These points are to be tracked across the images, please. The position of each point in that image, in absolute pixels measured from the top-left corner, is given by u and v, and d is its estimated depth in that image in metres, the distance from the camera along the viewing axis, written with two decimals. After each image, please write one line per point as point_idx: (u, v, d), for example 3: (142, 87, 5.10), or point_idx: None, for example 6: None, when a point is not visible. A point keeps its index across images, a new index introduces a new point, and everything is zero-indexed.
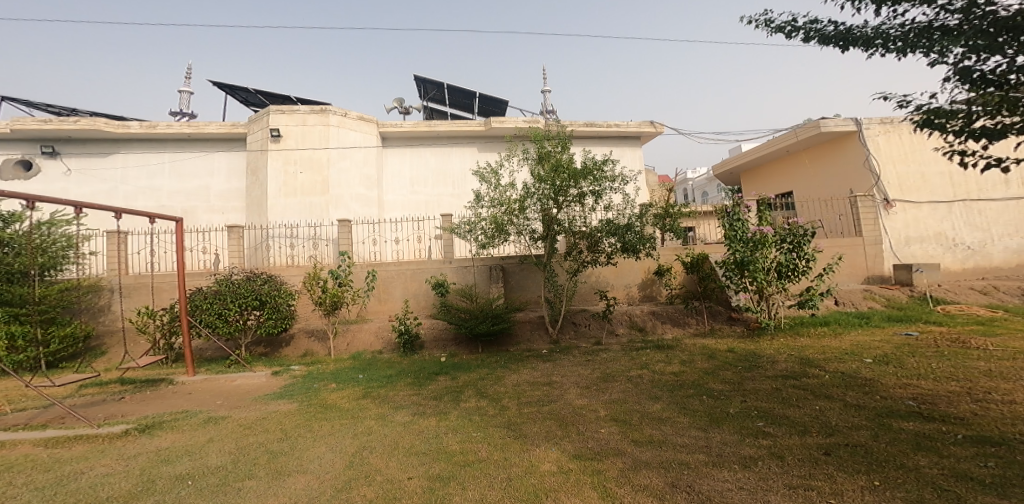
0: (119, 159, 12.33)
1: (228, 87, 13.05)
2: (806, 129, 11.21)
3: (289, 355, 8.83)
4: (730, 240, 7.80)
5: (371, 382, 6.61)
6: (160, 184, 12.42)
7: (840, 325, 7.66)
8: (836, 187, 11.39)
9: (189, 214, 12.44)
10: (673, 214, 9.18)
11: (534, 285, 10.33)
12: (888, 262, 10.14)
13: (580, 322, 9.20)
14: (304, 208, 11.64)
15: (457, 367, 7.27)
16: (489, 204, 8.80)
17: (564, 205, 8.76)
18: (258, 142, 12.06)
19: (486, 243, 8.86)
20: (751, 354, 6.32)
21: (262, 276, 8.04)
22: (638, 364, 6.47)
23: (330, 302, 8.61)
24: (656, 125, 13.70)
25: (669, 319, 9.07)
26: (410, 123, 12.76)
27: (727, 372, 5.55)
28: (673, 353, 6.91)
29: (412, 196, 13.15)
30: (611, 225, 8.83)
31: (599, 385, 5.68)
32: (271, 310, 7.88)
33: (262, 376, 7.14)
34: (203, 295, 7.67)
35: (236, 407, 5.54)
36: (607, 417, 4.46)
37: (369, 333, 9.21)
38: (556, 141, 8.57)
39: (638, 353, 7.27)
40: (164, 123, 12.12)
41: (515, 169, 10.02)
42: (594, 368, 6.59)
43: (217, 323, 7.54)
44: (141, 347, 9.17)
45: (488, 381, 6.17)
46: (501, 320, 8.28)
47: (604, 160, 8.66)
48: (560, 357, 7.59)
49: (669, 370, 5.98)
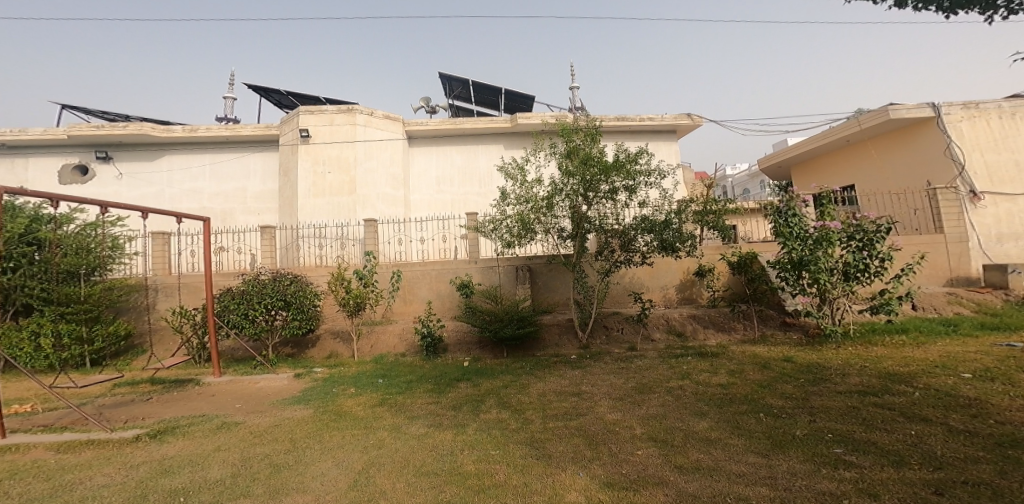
0: (164, 163, 12.78)
1: (263, 90, 13.28)
2: (872, 116, 10.07)
3: (314, 357, 8.71)
4: (786, 238, 7.00)
5: (390, 387, 6.29)
6: (200, 187, 12.79)
7: (919, 333, 6.67)
8: (907, 179, 10.19)
9: (228, 216, 12.74)
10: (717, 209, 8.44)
11: (563, 286, 9.79)
12: (975, 262, 8.90)
13: (612, 325, 8.55)
14: (332, 208, 11.63)
15: (481, 372, 6.84)
16: (515, 202, 8.37)
17: (595, 201, 8.19)
18: (288, 143, 12.17)
19: (512, 242, 8.42)
20: (814, 365, 5.52)
21: (288, 277, 7.89)
22: (679, 373, 5.81)
23: (353, 303, 8.41)
24: (695, 117, 12.82)
25: (713, 323, 8.25)
26: (436, 121, 12.56)
27: (786, 385, 4.82)
28: (719, 362, 6.19)
29: (438, 196, 12.94)
30: (646, 222, 8.18)
31: (634, 396, 5.08)
32: (296, 310, 7.74)
33: (283, 378, 6.96)
34: (231, 295, 7.61)
35: (252, 411, 5.34)
36: (644, 435, 3.87)
37: (393, 335, 8.95)
38: (586, 132, 8.01)
39: (679, 361, 6.58)
40: (203, 127, 12.44)
41: (543, 164, 9.54)
42: (628, 377, 5.97)
43: (244, 324, 7.44)
44: (171, 343, 9.72)
45: (512, 390, 5.69)
46: (527, 323, 7.79)
47: (638, 151, 8.03)
48: (592, 364, 7.01)
49: (715, 381, 5.30)
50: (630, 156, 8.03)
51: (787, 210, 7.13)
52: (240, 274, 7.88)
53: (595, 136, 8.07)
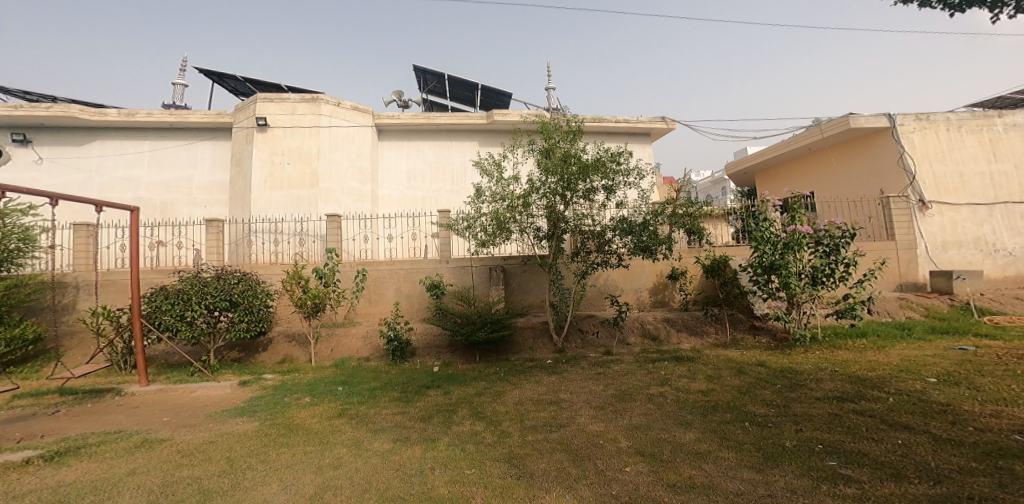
0: (95, 147, 11.52)
1: (215, 75, 12.24)
2: (834, 125, 10.45)
3: (265, 362, 8.00)
4: (757, 242, 7.06)
5: (351, 396, 5.77)
6: (137, 175, 11.62)
7: (881, 336, 6.86)
8: (864, 188, 10.64)
9: (168, 207, 11.66)
10: (693, 213, 8.41)
11: (537, 288, 9.53)
12: (924, 268, 9.37)
13: (587, 329, 8.37)
14: (291, 201, 10.85)
15: (450, 378, 6.44)
16: (490, 199, 8.04)
17: (572, 200, 8.00)
18: (243, 131, 11.27)
19: (486, 241, 8.08)
20: (788, 369, 5.50)
21: (235, 275, 7.18)
22: (658, 379, 5.65)
23: (311, 304, 7.79)
24: (668, 121, 12.94)
25: (685, 327, 8.22)
26: (407, 114, 12.01)
27: (766, 390, 4.73)
28: (696, 367, 6.09)
29: (408, 192, 12.39)
30: (623, 223, 8.08)
31: (615, 405, 4.86)
32: (244, 312, 7.06)
33: (228, 387, 6.30)
34: (164, 294, 6.80)
35: (186, 426, 4.71)
36: (629, 449, 3.63)
37: (356, 338, 8.37)
38: (565, 130, 7.80)
39: (655, 366, 6.45)
40: (143, 110, 11.30)
41: (520, 162, 9.26)
42: (606, 383, 5.76)
43: (180, 327, 6.69)
44: (85, 349, 8.74)
45: (485, 398, 5.34)
46: (501, 326, 7.46)
47: (617, 151, 7.90)
48: (567, 369, 6.77)
49: (696, 387, 5.16)
50: (608, 156, 7.88)
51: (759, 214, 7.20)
52: (176, 271, 7.08)
53: (574, 134, 7.86)
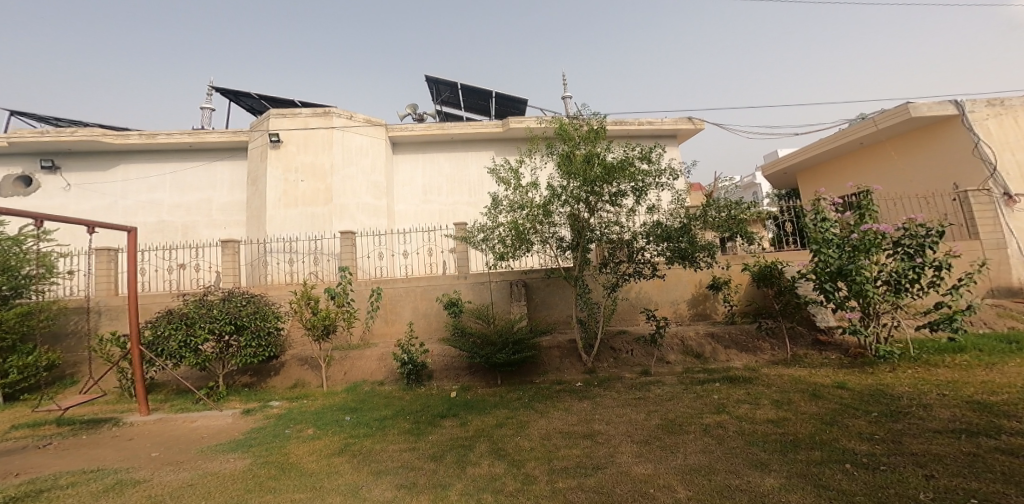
0: (119, 172, 11.69)
1: (232, 94, 12.39)
2: (890, 115, 9.42)
3: (276, 386, 7.46)
4: (817, 245, 6.18)
5: (356, 427, 5.11)
6: (160, 198, 11.70)
7: (982, 352, 5.74)
8: (930, 182, 9.51)
9: (189, 230, 11.64)
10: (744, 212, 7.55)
11: (563, 303, 8.77)
12: (1017, 269, 8.08)
13: (620, 347, 7.52)
14: (306, 220, 10.58)
15: (469, 406, 5.70)
16: (508, 209, 7.44)
17: (597, 206, 7.29)
18: (258, 149, 11.19)
19: (505, 253, 7.44)
20: (879, 394, 4.53)
21: (242, 297, 6.72)
22: (714, 406, 4.75)
23: (321, 326, 7.24)
24: (695, 121, 12.14)
25: (734, 343, 7.26)
26: (422, 126, 11.71)
27: (857, 421, 3.82)
28: (757, 390, 5.16)
29: (425, 206, 11.99)
30: (657, 230, 7.26)
31: (663, 439, 4.01)
32: (251, 336, 6.58)
33: (229, 416, 5.66)
34: (167, 318, 6.37)
35: (169, 464, 4.13)
36: (694, 502, 2.79)
37: (371, 360, 7.76)
38: (588, 128, 7.11)
39: (705, 388, 5.54)
40: (162, 133, 11.39)
41: (539, 167, 8.62)
42: (648, 411, 4.90)
43: (183, 354, 6.23)
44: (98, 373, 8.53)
45: (508, 431, 4.56)
46: (524, 348, 6.71)
47: (647, 149, 7.14)
48: (601, 393, 5.92)
49: (762, 415, 4.26)
50: (637, 156, 7.15)
51: (817, 214, 6.32)
52: (180, 294, 6.66)
53: (599, 132, 7.14)
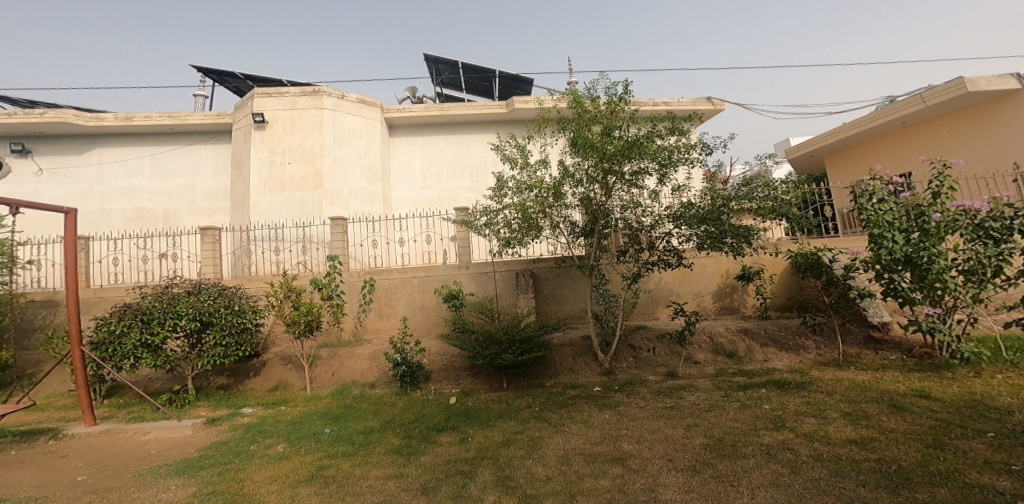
0: (94, 156, 10.89)
1: (215, 75, 11.51)
2: (944, 90, 8.45)
3: (255, 389, 6.66)
4: (878, 229, 5.30)
5: (336, 444, 4.29)
6: (137, 183, 10.90)
7: None
8: (983, 164, 8.65)
9: (170, 217, 10.86)
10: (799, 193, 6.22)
11: (574, 296, 7.92)
12: None
13: (641, 345, 6.69)
14: (293, 205, 9.76)
15: (471, 416, 4.87)
16: (515, 190, 6.56)
17: (615, 186, 6.43)
18: (241, 130, 10.34)
19: (511, 240, 6.59)
20: (978, 409, 3.68)
21: (212, 289, 5.91)
22: (770, 420, 3.88)
23: (304, 323, 6.38)
24: (715, 100, 11.17)
25: (772, 340, 6.41)
26: (421, 107, 10.84)
27: (971, 445, 3.00)
28: (817, 398, 4.32)
29: (424, 192, 11.13)
30: (688, 212, 6.32)
31: (717, 466, 3.17)
32: (221, 334, 5.78)
33: (188, 428, 4.84)
34: (123, 314, 5.54)
35: (93, 493, 3.31)
36: None
37: (362, 359, 6.95)
38: (607, 95, 6.14)
39: (750, 395, 4.70)
40: (140, 114, 10.57)
41: (550, 143, 7.73)
42: (688, 426, 4.05)
43: (140, 354, 5.43)
44: None
45: (517, 454, 3.73)
46: (532, 347, 5.89)
47: (675, 119, 6.18)
48: (625, 401, 5.08)
49: (841, 434, 3.40)
50: (663, 128, 6.23)
51: (874, 194, 5.43)
52: (139, 286, 5.83)
53: (623, 99, 6.14)
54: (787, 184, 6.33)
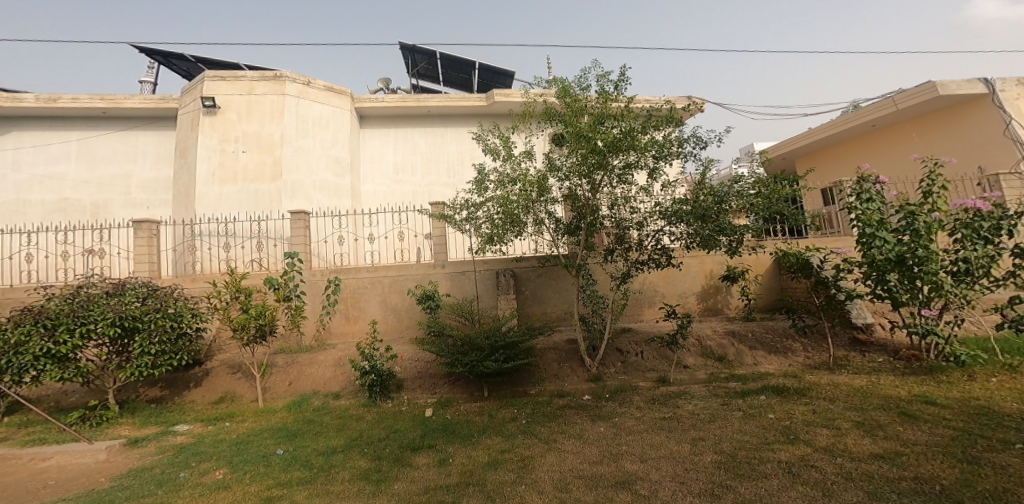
0: (11, 139, 9.59)
1: (160, 54, 10.39)
2: (915, 93, 8.63)
3: (197, 402, 5.84)
4: (870, 228, 5.10)
5: (288, 469, 3.63)
6: (64, 171, 9.67)
7: None
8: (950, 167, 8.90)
9: (102, 210, 9.70)
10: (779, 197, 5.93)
11: (557, 297, 7.50)
12: None
13: (628, 348, 6.34)
14: (247, 197, 8.87)
15: (449, 431, 4.31)
16: (497, 183, 6.06)
17: (602, 182, 6.05)
18: (188, 115, 9.33)
19: (492, 237, 6.08)
20: (993, 416, 3.48)
21: (138, 290, 5.16)
22: (780, 432, 3.56)
23: (255, 327, 5.63)
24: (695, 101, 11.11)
25: (761, 343, 6.20)
26: (394, 96, 10.16)
27: (1007, 459, 2.75)
28: (823, 405, 4.05)
29: (395, 186, 10.44)
30: (682, 210, 5.96)
31: (737, 489, 2.78)
32: (149, 340, 5.03)
33: (102, 451, 4.04)
34: (24, 318, 4.66)
35: None
36: None
37: (325, 367, 6.24)
38: (598, 86, 5.71)
39: (751, 403, 4.40)
40: (67, 95, 9.39)
41: (534, 135, 7.26)
42: (692, 440, 3.67)
43: (44, 366, 4.60)
44: None
45: (505, 479, 3.23)
46: (515, 354, 5.40)
47: (671, 109, 5.82)
48: (618, 411, 4.68)
49: (863, 448, 3.10)
50: (658, 119, 5.88)
51: (863, 193, 5.29)
52: (42, 288, 4.97)
53: (615, 90, 5.69)
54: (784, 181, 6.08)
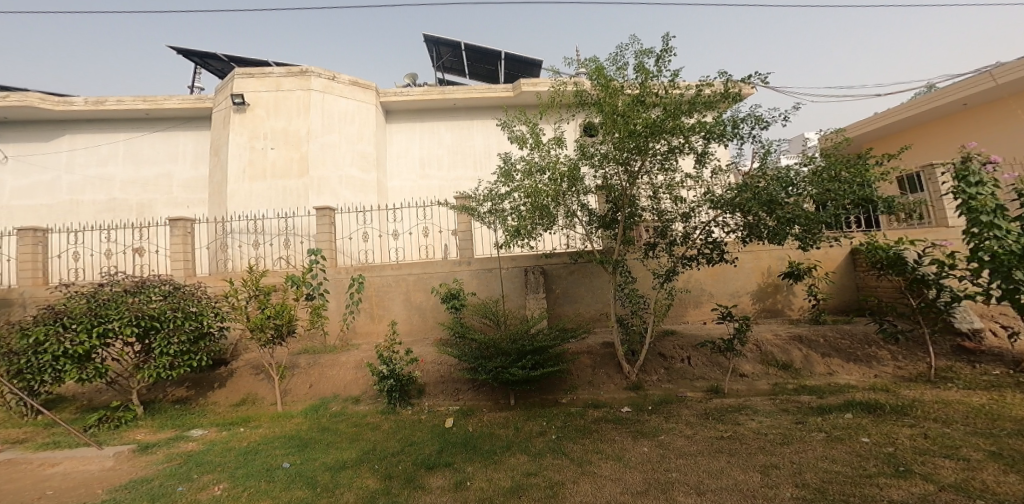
0: (65, 142, 10.03)
1: (195, 55, 10.56)
2: (1016, 67, 7.65)
3: (219, 403, 5.68)
4: (986, 214, 4.21)
5: (291, 486, 3.25)
6: (112, 172, 10.03)
7: None
8: None
9: (145, 209, 9.97)
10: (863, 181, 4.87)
11: (591, 296, 6.88)
12: None
13: (673, 354, 5.63)
14: (275, 195, 8.80)
15: (472, 446, 3.82)
16: (523, 172, 5.50)
17: (643, 167, 5.37)
18: (221, 115, 9.39)
19: (519, 230, 5.54)
20: None
21: (156, 288, 4.98)
22: (884, 461, 2.81)
23: (275, 327, 5.38)
24: None
25: (835, 350, 5.32)
26: (419, 89, 9.84)
27: None
28: (934, 429, 3.23)
29: (422, 182, 10.13)
30: (735, 196, 5.18)
31: None
32: (166, 342, 4.84)
33: (110, 458, 3.83)
34: (44, 316, 4.57)
35: None
36: None
37: (346, 369, 5.94)
38: (638, 60, 5.02)
39: (835, 422, 3.62)
40: (112, 98, 9.69)
41: (565, 120, 6.64)
42: (764, 469, 2.98)
43: (64, 366, 4.49)
44: None
45: None
46: (544, 360, 4.85)
47: (727, 83, 5.00)
48: (665, 428, 4.02)
49: (1013, 490, 2.33)
50: (710, 96, 5.08)
51: (970, 176, 4.40)
52: (65, 286, 4.89)
53: (657, 66, 4.98)
54: (874, 159, 5.05)
